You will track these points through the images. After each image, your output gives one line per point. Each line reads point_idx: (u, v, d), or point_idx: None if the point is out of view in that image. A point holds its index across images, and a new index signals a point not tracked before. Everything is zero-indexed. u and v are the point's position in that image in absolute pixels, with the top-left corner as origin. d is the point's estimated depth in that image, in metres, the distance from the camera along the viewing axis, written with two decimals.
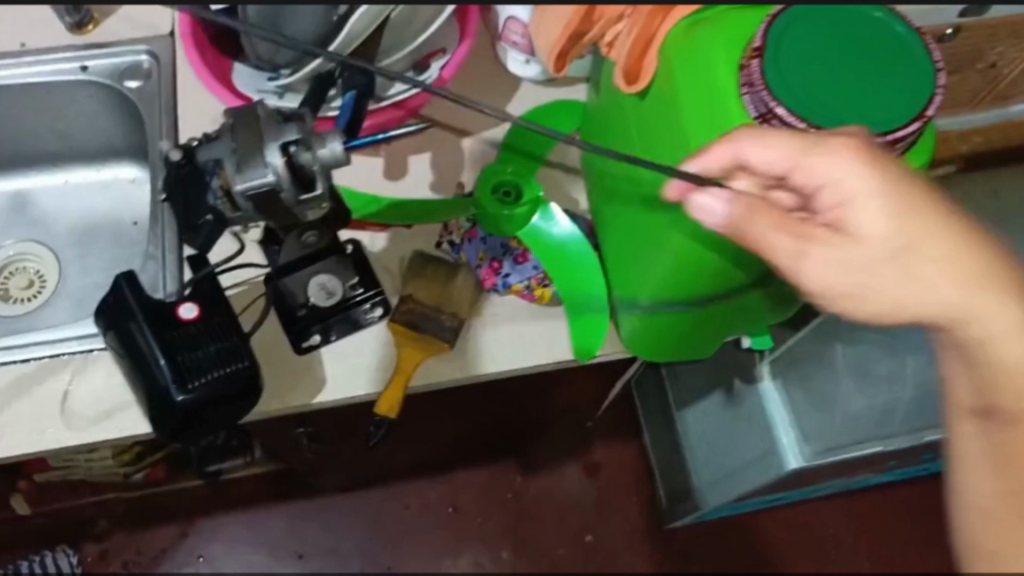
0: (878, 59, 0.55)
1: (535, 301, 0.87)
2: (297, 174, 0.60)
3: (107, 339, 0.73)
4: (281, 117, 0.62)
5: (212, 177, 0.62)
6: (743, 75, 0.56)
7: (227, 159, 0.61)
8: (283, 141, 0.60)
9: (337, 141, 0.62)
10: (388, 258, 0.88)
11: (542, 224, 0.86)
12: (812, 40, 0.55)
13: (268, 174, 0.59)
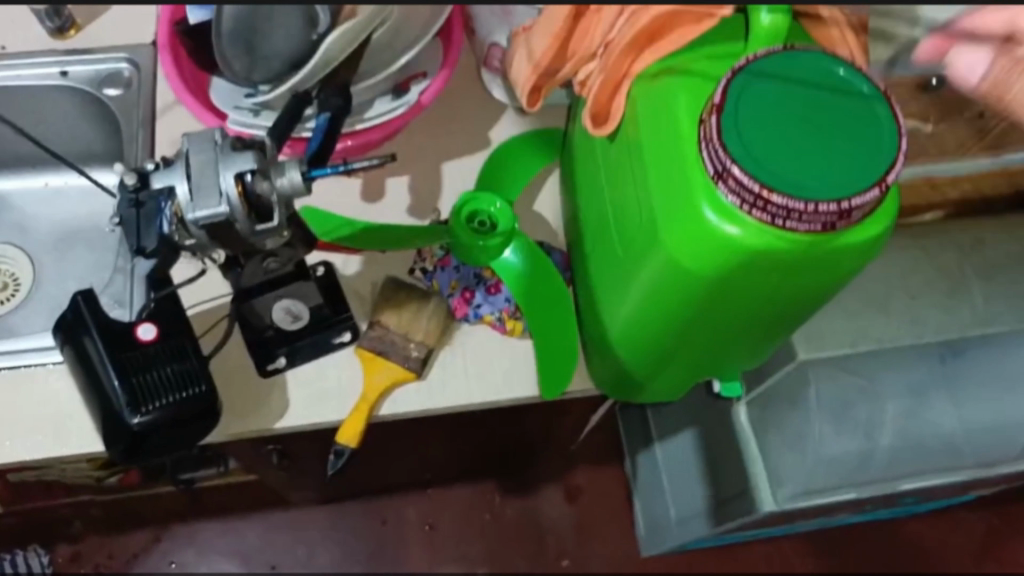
0: (841, 114, 0.51)
1: (506, 333, 0.86)
2: (252, 206, 0.60)
3: (65, 354, 0.72)
4: (240, 143, 0.61)
5: (165, 204, 0.61)
6: (703, 130, 0.52)
7: (183, 185, 0.60)
8: (238, 170, 0.59)
9: (296, 171, 0.62)
10: (360, 282, 0.86)
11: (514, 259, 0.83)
12: (775, 91, 0.52)
13: (222, 205, 0.59)
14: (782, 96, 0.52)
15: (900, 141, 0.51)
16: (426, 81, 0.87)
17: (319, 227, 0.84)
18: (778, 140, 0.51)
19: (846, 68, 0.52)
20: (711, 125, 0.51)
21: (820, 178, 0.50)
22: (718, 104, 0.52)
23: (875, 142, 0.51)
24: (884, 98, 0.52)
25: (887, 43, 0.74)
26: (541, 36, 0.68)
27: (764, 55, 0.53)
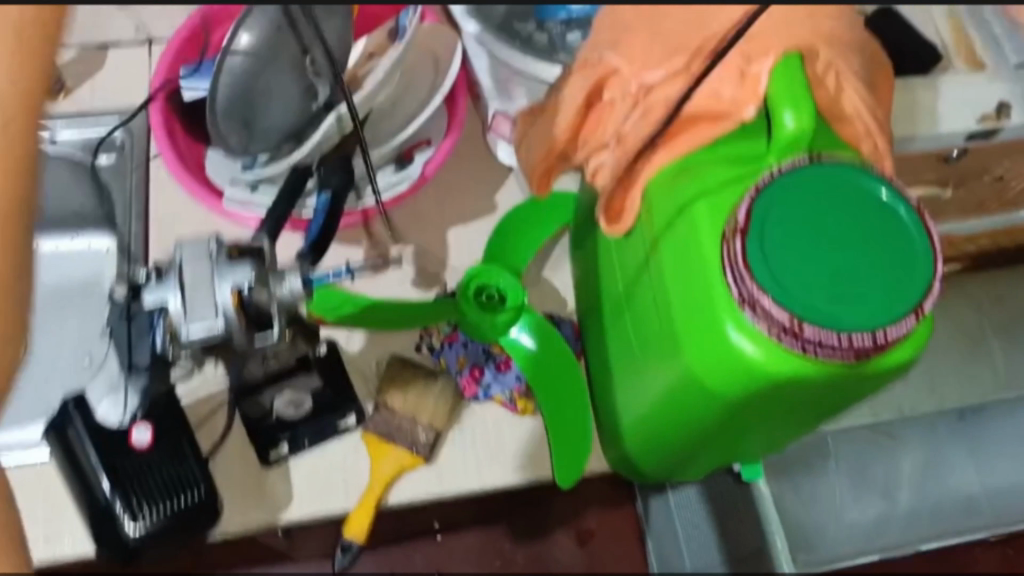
0: (875, 233, 0.49)
1: (518, 412, 0.82)
2: (250, 317, 0.57)
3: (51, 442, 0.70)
4: (233, 253, 0.58)
5: (157, 322, 0.58)
6: (723, 253, 0.50)
7: (175, 300, 0.57)
8: (234, 281, 0.56)
9: (296, 278, 0.60)
10: (363, 362, 0.83)
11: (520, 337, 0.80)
12: (806, 206, 0.50)
13: (217, 319, 0.56)
14: (809, 217, 0.50)
15: (937, 263, 0.49)
16: (428, 149, 0.85)
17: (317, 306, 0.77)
18: (807, 260, 0.49)
19: (882, 181, 0.50)
20: (735, 248, 0.50)
21: (851, 306, 0.48)
22: (741, 227, 0.50)
23: (911, 265, 0.48)
24: (920, 216, 0.49)
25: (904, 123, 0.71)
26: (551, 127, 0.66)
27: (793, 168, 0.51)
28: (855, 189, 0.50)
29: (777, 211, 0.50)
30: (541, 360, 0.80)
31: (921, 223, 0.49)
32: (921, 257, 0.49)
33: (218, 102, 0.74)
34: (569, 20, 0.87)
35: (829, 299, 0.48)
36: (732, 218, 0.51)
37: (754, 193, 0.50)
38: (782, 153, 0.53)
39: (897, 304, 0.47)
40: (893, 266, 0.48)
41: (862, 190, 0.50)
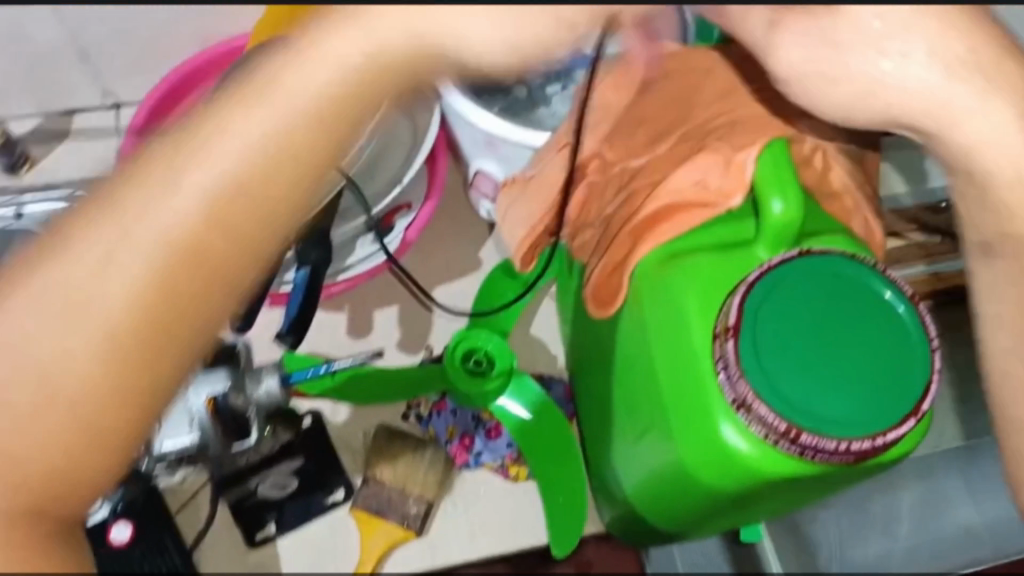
0: (870, 329, 0.48)
1: (511, 478, 0.80)
2: (223, 423, 0.55)
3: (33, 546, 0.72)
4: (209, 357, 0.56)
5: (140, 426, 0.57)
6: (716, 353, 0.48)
7: None
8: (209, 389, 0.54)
9: (274, 377, 0.57)
10: (349, 433, 0.81)
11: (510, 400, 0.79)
12: (799, 303, 0.48)
13: (192, 433, 0.54)
14: (802, 313, 0.48)
15: (933, 357, 0.48)
16: (410, 213, 0.83)
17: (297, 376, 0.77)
18: (803, 362, 0.47)
19: (875, 271, 0.49)
20: (728, 350, 0.48)
21: (848, 408, 0.46)
22: (732, 325, 0.48)
23: (907, 361, 0.47)
24: (914, 310, 0.48)
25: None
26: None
27: (783, 261, 0.49)
28: (848, 283, 0.49)
29: (770, 308, 0.48)
30: (529, 425, 0.79)
31: (915, 316, 0.48)
32: (915, 352, 0.48)
33: None
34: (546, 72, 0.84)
35: (826, 401, 0.46)
36: (722, 318, 0.48)
37: (745, 290, 0.48)
38: (772, 244, 0.52)
39: (895, 405, 0.46)
40: (888, 365, 0.47)
41: (855, 283, 0.49)
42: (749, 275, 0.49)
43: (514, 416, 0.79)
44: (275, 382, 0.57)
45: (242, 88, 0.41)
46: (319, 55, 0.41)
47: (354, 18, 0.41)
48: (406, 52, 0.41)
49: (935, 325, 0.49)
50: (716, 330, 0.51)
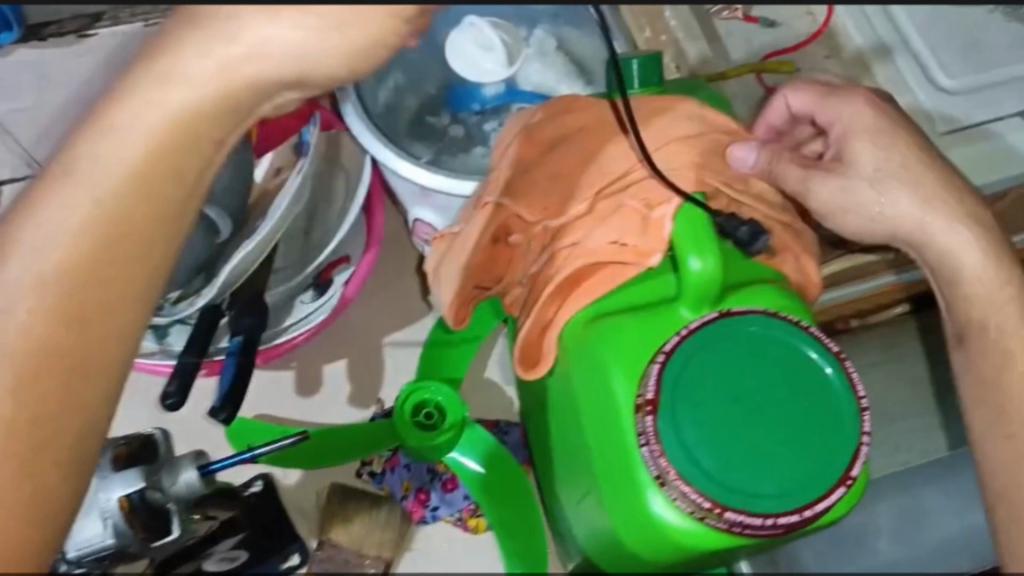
0: (796, 393, 0.46)
1: (471, 530, 0.79)
2: (141, 522, 0.53)
3: None
4: (124, 455, 0.55)
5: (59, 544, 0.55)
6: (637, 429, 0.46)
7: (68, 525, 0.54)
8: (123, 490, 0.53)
9: (193, 471, 0.55)
10: (300, 495, 0.78)
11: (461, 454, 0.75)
12: (720, 367, 0.46)
13: (106, 539, 0.53)
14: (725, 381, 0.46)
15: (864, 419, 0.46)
16: (349, 266, 0.80)
17: (239, 442, 0.75)
18: (726, 430, 0.45)
19: (800, 331, 0.47)
20: (647, 426, 0.46)
21: (774, 482, 0.44)
22: (652, 399, 0.46)
23: (838, 425, 0.45)
24: (843, 369, 0.46)
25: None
26: (460, 267, 0.62)
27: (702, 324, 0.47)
28: (771, 346, 0.46)
29: (690, 378, 0.46)
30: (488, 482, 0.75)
31: (843, 376, 0.46)
32: (844, 416, 0.46)
33: None
34: (483, 110, 0.79)
35: (751, 474, 0.45)
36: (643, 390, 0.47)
37: (663, 357, 0.46)
38: (695, 304, 0.50)
39: (822, 476, 0.45)
40: (816, 431, 0.45)
41: (778, 345, 0.46)
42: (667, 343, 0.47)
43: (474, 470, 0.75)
44: (195, 474, 0.55)
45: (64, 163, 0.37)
46: (164, 99, 0.36)
47: (175, 65, 0.36)
48: (270, 75, 0.36)
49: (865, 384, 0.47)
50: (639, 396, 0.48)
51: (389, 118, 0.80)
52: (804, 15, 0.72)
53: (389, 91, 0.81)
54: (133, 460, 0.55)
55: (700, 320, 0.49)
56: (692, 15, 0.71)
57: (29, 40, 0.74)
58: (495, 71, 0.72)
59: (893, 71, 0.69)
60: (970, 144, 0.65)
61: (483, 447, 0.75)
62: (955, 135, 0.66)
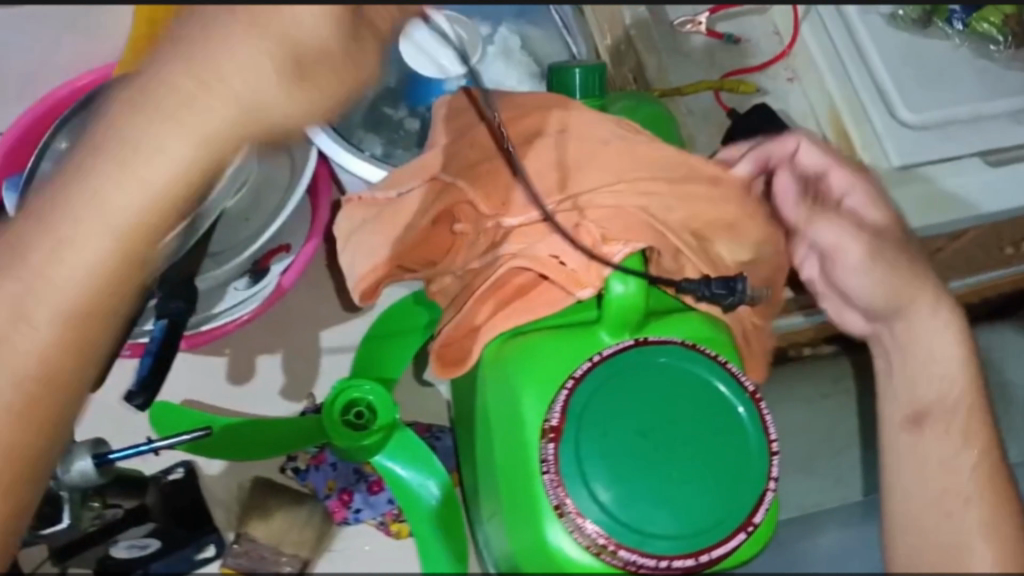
0: (710, 432, 0.45)
1: (394, 536, 0.72)
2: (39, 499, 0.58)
3: None
4: None
5: None
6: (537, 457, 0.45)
7: None
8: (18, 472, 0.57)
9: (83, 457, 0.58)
10: (222, 486, 0.77)
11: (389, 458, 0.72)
12: (632, 399, 0.45)
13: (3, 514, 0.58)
14: (639, 411, 0.45)
15: (772, 464, 0.46)
16: (287, 255, 0.78)
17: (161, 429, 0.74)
18: (633, 465, 0.43)
19: (716, 369, 0.46)
20: (548, 453, 0.45)
21: (678, 520, 0.43)
22: (556, 425, 0.45)
23: (746, 468, 0.45)
24: (757, 413, 0.46)
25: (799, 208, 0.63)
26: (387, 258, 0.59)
27: (611, 355, 0.47)
28: (688, 380, 0.46)
29: (601, 404, 0.45)
30: (412, 486, 0.71)
31: (755, 418, 0.46)
32: (755, 460, 0.45)
33: None
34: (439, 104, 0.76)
35: (654, 510, 0.43)
36: (548, 413, 0.46)
37: (570, 386, 0.46)
38: (616, 328, 0.49)
39: (726, 520, 0.44)
40: (726, 472, 0.44)
41: (694, 380, 0.46)
42: (577, 369, 0.47)
43: (398, 471, 0.72)
44: (88, 462, 0.58)
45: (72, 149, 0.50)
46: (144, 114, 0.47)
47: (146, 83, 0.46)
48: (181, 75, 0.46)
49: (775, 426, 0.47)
50: (546, 418, 0.46)
51: (344, 106, 0.77)
52: (771, 35, 0.71)
53: None
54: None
55: (619, 345, 0.48)
56: (655, 25, 0.69)
57: None
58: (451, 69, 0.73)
59: (851, 95, 0.68)
60: (926, 181, 0.66)
61: (409, 450, 0.72)
62: (906, 172, 0.66)
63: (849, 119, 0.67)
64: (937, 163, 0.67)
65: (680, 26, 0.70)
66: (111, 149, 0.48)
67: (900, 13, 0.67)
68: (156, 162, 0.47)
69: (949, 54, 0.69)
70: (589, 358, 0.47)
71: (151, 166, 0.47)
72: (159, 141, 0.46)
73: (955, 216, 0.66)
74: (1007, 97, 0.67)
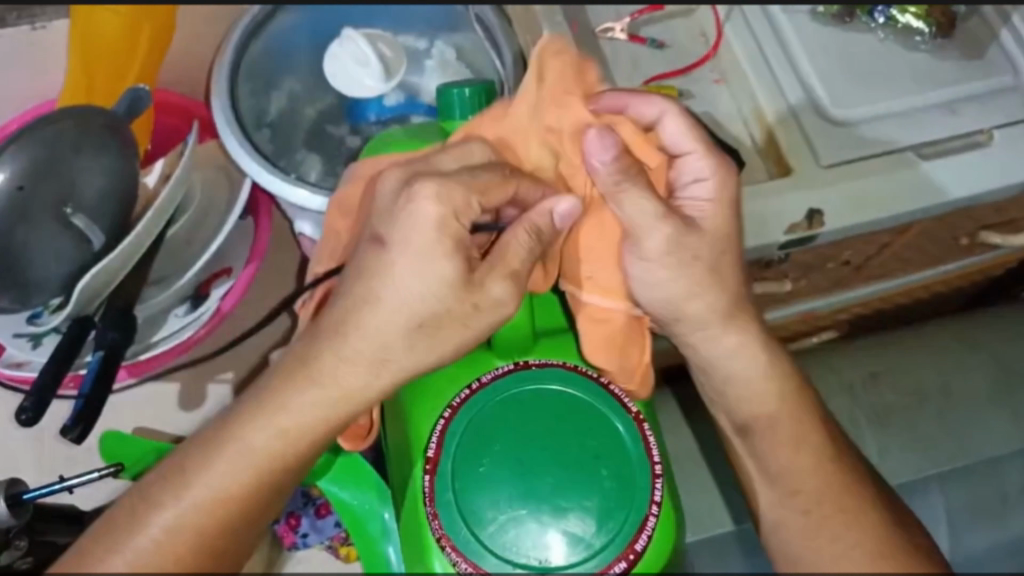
0: (588, 460, 0.52)
1: (342, 558, 0.77)
2: None
3: None
4: None
5: None
6: (426, 485, 0.51)
7: None
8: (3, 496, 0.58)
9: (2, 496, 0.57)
10: None
11: (336, 486, 0.65)
12: (508, 432, 0.52)
13: None
14: (512, 443, 0.52)
15: (655, 487, 0.52)
16: (228, 280, 0.77)
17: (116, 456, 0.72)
18: (506, 495, 0.51)
19: (596, 400, 0.54)
20: (425, 485, 0.51)
21: (556, 545, 0.50)
22: (433, 456, 0.52)
23: (624, 500, 0.51)
24: (637, 440, 0.53)
25: (749, 231, 0.62)
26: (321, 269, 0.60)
27: (489, 381, 0.53)
28: (561, 412, 0.53)
29: (477, 437, 0.52)
30: (360, 509, 0.65)
31: (638, 443, 0.53)
32: (635, 485, 0.52)
33: None
34: (380, 121, 0.75)
35: (530, 536, 0.50)
36: (427, 440, 0.53)
37: (449, 413, 0.53)
38: (506, 352, 0.54)
39: (608, 544, 0.50)
40: (604, 499, 0.51)
41: (567, 412, 0.53)
42: (455, 398, 0.53)
43: (349, 500, 0.65)
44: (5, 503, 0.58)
45: (157, 478, 0.49)
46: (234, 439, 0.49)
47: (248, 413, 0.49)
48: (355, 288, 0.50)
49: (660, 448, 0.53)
50: (429, 452, 0.52)
51: (281, 127, 0.76)
52: (697, 38, 0.72)
53: (282, 99, 0.77)
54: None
55: (498, 371, 0.54)
56: (577, 35, 0.71)
57: None
58: (376, 89, 0.72)
59: (774, 88, 0.67)
60: (856, 178, 0.63)
61: (355, 477, 0.65)
62: (836, 170, 0.63)
63: (776, 118, 0.66)
64: (875, 159, 0.64)
65: (602, 33, 0.71)
66: (238, 410, 0.50)
67: (820, 10, 0.68)
68: (299, 401, 0.49)
69: (876, 47, 0.68)
70: (466, 386, 0.54)
71: (354, 352, 0.50)
72: (335, 372, 0.50)
73: (896, 212, 0.62)
74: (939, 90, 0.66)
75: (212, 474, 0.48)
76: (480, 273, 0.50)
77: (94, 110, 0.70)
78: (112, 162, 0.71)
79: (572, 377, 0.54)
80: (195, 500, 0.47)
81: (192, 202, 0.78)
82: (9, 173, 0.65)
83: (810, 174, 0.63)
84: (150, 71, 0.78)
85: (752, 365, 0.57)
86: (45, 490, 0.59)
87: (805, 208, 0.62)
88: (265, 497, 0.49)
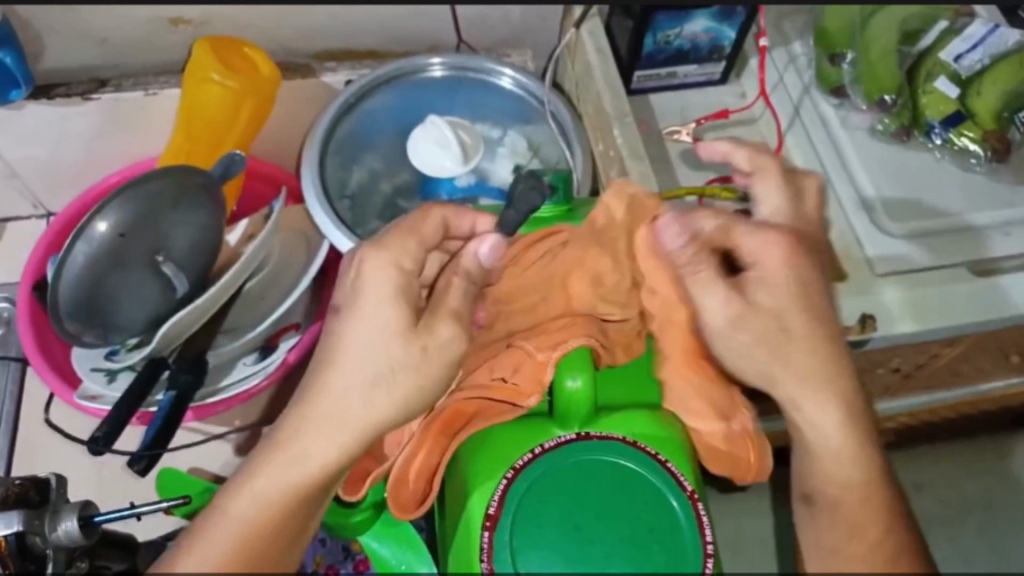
0: (638, 532, 0.51)
1: None
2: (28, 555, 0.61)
3: None
4: (53, 505, 0.63)
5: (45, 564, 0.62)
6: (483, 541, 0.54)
7: (53, 543, 0.61)
8: (72, 517, 0.62)
9: (73, 519, 0.61)
10: None
11: (377, 544, 0.67)
12: (561, 500, 0.53)
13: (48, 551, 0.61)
14: (563, 512, 0.52)
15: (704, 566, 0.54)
16: (296, 333, 0.82)
17: (177, 490, 0.75)
18: (560, 564, 0.49)
19: (653, 475, 0.55)
20: (484, 540, 0.54)
21: None
22: (493, 514, 0.55)
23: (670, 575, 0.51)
24: (692, 523, 0.54)
25: None
26: None
27: (551, 449, 0.56)
28: (613, 486, 0.54)
29: (529, 502, 0.54)
30: (398, 570, 0.66)
31: (692, 524, 0.54)
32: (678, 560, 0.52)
33: (60, 299, 0.72)
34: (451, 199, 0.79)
35: None
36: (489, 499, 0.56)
37: (511, 475, 0.56)
38: (566, 423, 0.57)
39: None
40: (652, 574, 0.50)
41: (619, 488, 0.54)
42: (517, 462, 0.56)
43: (387, 557, 0.67)
44: (75, 524, 0.62)
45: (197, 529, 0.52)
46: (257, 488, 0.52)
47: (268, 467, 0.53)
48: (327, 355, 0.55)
49: (712, 528, 0.55)
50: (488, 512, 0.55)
51: (360, 198, 0.82)
52: None
53: (364, 173, 0.82)
54: (21, 504, 0.62)
55: (559, 440, 0.57)
56: (644, 134, 0.77)
57: (37, 96, 0.79)
58: (453, 169, 0.77)
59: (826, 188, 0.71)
60: (907, 287, 0.65)
61: (397, 535, 0.67)
62: (891, 278, 0.66)
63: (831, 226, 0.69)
64: (928, 271, 0.66)
65: (670, 135, 0.76)
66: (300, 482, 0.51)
67: (879, 127, 0.72)
68: (325, 437, 0.53)
69: (930, 164, 0.71)
70: (528, 452, 0.57)
71: (348, 390, 0.53)
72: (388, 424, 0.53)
73: (943, 324, 0.64)
74: (993, 210, 0.68)
75: (263, 482, 0.52)
76: (424, 318, 0.54)
77: (192, 169, 0.75)
78: (206, 217, 0.76)
79: (626, 454, 0.56)
80: (243, 513, 0.52)
81: (270, 261, 0.83)
82: (112, 222, 0.71)
83: (862, 281, 0.66)
84: (244, 144, 0.84)
85: (796, 456, 0.57)
86: (115, 515, 0.64)
87: (858, 311, 0.64)
88: (301, 510, 0.53)
